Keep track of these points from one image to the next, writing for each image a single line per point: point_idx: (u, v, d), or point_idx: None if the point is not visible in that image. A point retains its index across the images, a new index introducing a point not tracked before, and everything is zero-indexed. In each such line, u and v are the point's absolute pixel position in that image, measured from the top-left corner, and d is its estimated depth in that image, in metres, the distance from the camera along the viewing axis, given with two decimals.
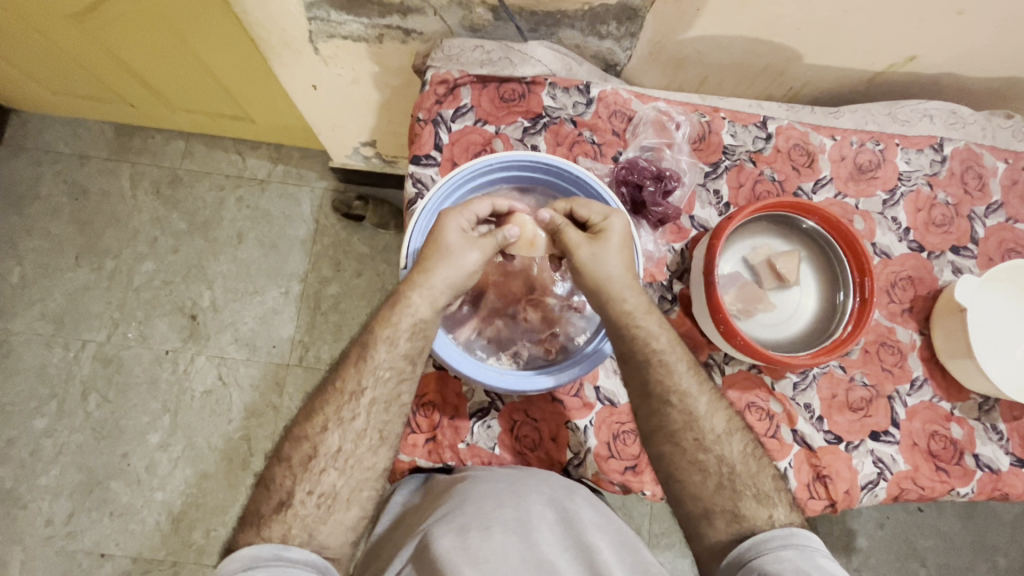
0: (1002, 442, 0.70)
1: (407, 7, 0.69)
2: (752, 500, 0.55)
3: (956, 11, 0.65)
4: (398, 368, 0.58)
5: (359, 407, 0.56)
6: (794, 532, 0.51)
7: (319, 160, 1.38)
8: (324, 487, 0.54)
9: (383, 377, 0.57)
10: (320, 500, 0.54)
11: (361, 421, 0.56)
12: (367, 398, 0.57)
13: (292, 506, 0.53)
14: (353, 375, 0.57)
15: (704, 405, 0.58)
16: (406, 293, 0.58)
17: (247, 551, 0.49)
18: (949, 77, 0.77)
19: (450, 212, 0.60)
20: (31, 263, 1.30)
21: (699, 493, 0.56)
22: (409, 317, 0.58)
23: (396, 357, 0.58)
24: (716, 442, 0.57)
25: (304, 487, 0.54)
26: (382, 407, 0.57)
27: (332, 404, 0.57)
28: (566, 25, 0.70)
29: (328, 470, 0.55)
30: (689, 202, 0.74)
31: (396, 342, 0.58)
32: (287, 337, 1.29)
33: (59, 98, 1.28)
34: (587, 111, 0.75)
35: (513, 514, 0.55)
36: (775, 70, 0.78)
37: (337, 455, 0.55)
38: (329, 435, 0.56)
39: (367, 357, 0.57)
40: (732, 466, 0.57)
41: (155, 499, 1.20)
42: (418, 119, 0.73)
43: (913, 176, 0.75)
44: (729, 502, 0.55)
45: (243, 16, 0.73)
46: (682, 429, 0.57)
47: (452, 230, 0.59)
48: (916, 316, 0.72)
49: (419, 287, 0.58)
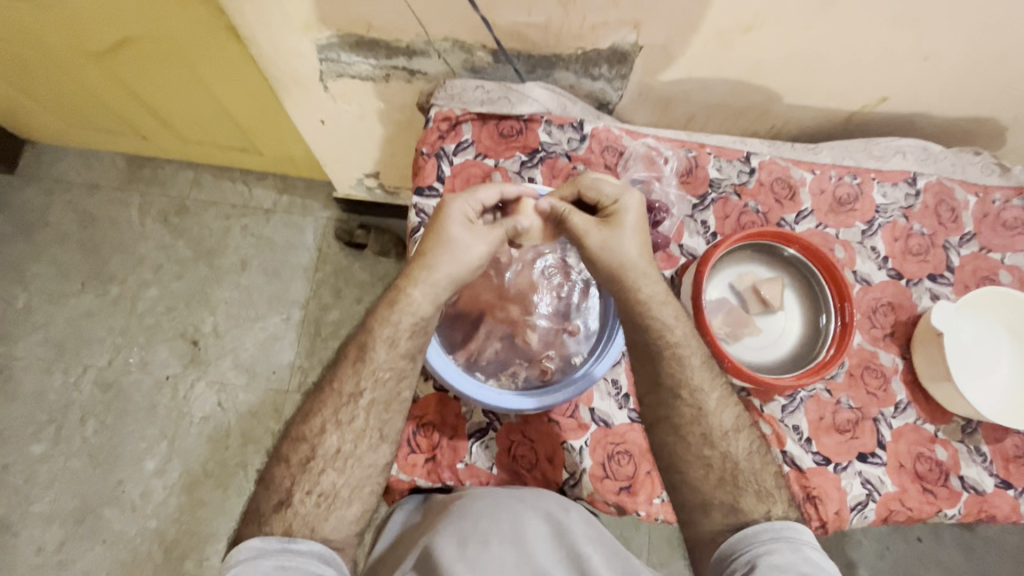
0: (986, 464, 0.72)
1: (412, 49, 0.75)
2: (752, 495, 0.56)
3: (922, 56, 0.70)
4: (398, 368, 0.60)
5: (359, 408, 0.59)
6: (786, 525, 0.53)
7: (324, 191, 1.42)
8: (324, 486, 0.56)
9: (382, 378, 0.59)
10: (320, 500, 0.55)
11: (360, 421, 0.58)
12: (366, 399, 0.59)
13: (292, 505, 0.55)
14: (352, 376, 0.59)
15: (713, 400, 0.60)
16: (407, 289, 0.60)
17: (254, 543, 0.52)
18: (920, 116, 0.83)
19: (455, 199, 0.63)
20: (37, 291, 1.33)
21: (697, 486, 0.57)
22: (409, 316, 0.60)
23: (396, 357, 0.60)
24: (722, 439, 0.58)
25: (303, 487, 0.56)
26: (382, 407, 0.59)
27: (330, 406, 0.59)
28: (561, 67, 0.76)
29: (327, 471, 0.57)
30: (678, 231, 0.78)
31: (396, 341, 0.60)
32: (288, 362, 1.30)
33: (74, 130, 1.34)
34: (581, 146, 0.79)
35: (509, 526, 0.59)
36: (757, 109, 0.83)
37: (335, 456, 0.57)
38: (328, 437, 0.58)
39: (366, 359, 0.59)
40: (735, 462, 0.58)
41: (148, 527, 1.19)
42: (422, 152, 0.77)
43: (889, 208, 0.80)
44: (728, 497, 0.56)
45: (259, 56, 0.78)
46: (689, 423, 0.58)
47: (456, 217, 0.62)
48: (898, 341, 0.75)
49: (421, 282, 0.60)
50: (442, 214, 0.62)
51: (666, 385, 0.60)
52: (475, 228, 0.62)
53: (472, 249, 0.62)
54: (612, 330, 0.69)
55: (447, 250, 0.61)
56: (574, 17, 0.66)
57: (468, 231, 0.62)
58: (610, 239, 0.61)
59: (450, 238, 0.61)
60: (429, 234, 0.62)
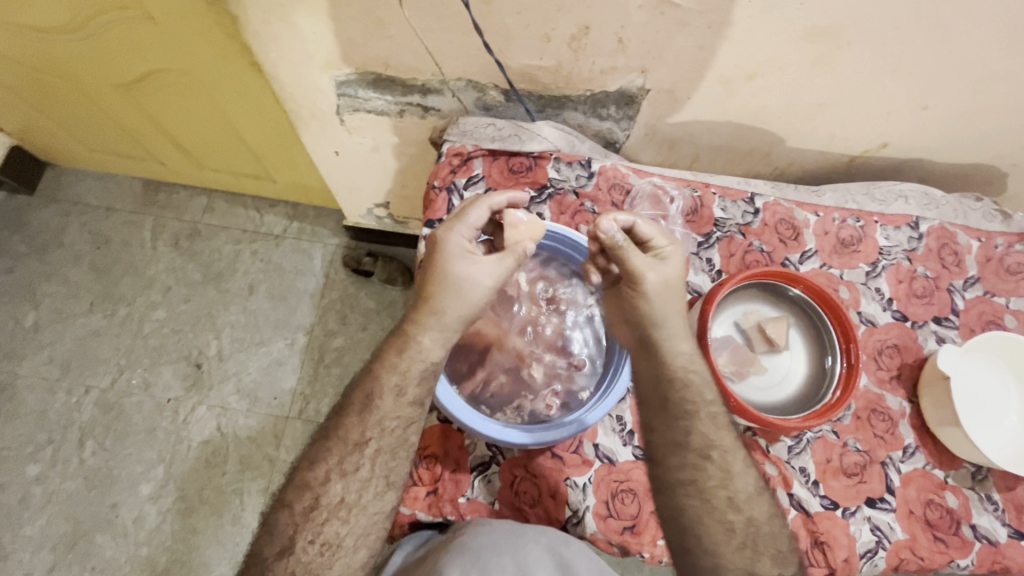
0: (998, 512, 0.70)
1: (427, 88, 0.78)
2: (738, 545, 0.58)
3: (920, 106, 0.72)
4: (406, 417, 0.61)
5: (364, 458, 0.59)
6: None
7: (334, 219, 1.45)
8: (327, 535, 0.57)
9: (389, 428, 0.60)
10: (323, 548, 0.57)
11: (365, 470, 0.59)
12: (372, 449, 0.60)
13: (294, 553, 0.57)
14: (357, 424, 0.60)
15: (717, 455, 0.59)
16: (416, 336, 0.61)
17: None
18: (920, 162, 0.85)
19: (445, 231, 0.61)
20: (46, 309, 1.34)
21: (703, 535, 0.58)
22: (418, 364, 0.61)
23: (402, 406, 0.60)
24: (735, 494, 0.59)
25: (306, 535, 0.57)
26: (388, 456, 0.60)
27: (335, 454, 0.59)
28: (570, 108, 0.79)
29: (331, 520, 0.58)
30: (683, 268, 0.78)
31: (403, 390, 0.60)
32: (289, 388, 1.30)
33: (95, 155, 1.37)
34: (588, 183, 0.81)
35: (512, 559, 0.57)
36: (760, 152, 0.85)
37: (339, 505, 0.58)
38: (332, 486, 0.58)
39: (373, 409, 0.60)
40: (741, 516, 0.58)
41: (140, 554, 1.17)
42: (434, 186, 0.79)
43: (892, 251, 0.81)
44: (731, 551, 0.57)
45: (279, 91, 0.81)
46: (697, 479, 0.59)
47: (455, 250, 0.61)
48: (904, 383, 0.75)
49: (431, 329, 0.61)
50: (439, 251, 0.61)
51: (671, 441, 0.60)
52: (476, 256, 0.61)
53: (477, 286, 0.61)
54: (617, 366, 0.69)
55: (449, 287, 0.60)
56: (584, 62, 0.69)
57: (469, 260, 0.61)
58: (660, 273, 0.61)
59: (453, 274, 0.60)
60: (431, 280, 0.61)
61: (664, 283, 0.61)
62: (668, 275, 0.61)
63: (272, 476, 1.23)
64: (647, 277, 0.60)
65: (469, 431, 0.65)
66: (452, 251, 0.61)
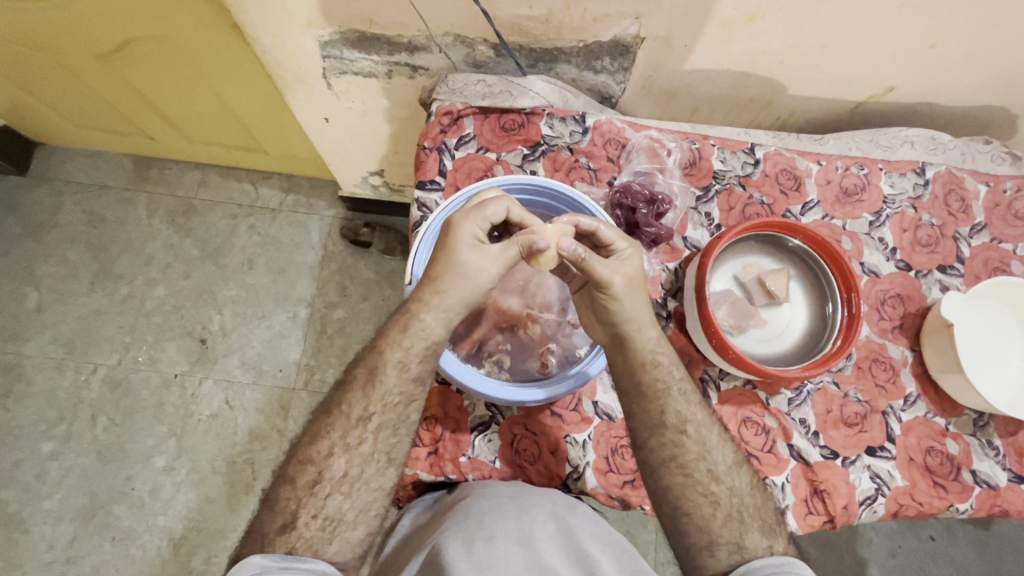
0: (999, 458, 0.71)
1: (414, 45, 0.75)
2: (755, 531, 0.59)
3: (927, 46, 0.69)
4: (408, 392, 0.60)
5: (367, 432, 0.59)
6: (788, 561, 0.57)
7: (329, 190, 1.43)
8: (329, 511, 0.58)
9: (392, 403, 0.60)
10: (324, 523, 0.57)
11: (367, 446, 0.59)
12: (374, 423, 0.59)
13: (295, 530, 0.56)
14: (360, 399, 0.60)
15: (691, 423, 0.62)
16: (420, 313, 0.60)
17: (256, 560, 0.54)
18: (928, 105, 0.82)
19: (458, 218, 0.59)
20: (47, 289, 1.34)
21: (702, 527, 0.59)
22: (422, 340, 0.60)
23: (406, 381, 0.60)
24: (725, 474, 0.61)
25: (309, 511, 0.57)
26: (389, 432, 0.60)
27: (338, 429, 0.60)
28: (563, 61, 0.76)
29: (333, 495, 0.58)
30: (681, 223, 0.77)
31: (407, 366, 0.60)
32: (293, 361, 1.31)
33: (83, 131, 1.35)
34: (583, 139, 0.78)
35: (517, 523, 0.60)
36: (762, 101, 0.82)
37: (342, 480, 0.58)
38: (336, 460, 0.59)
39: (377, 383, 0.60)
40: (740, 498, 0.61)
41: (157, 524, 1.20)
42: (424, 147, 0.76)
43: (897, 199, 0.79)
44: (730, 534, 0.59)
45: (261, 54, 0.78)
46: (692, 461, 0.61)
47: (464, 236, 0.58)
48: (907, 333, 0.75)
49: (432, 306, 0.59)
50: (449, 237, 0.59)
51: (660, 413, 0.61)
52: (485, 243, 0.60)
53: (483, 271, 0.59)
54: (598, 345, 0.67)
55: (457, 268, 0.58)
56: (575, 10, 0.66)
57: (480, 248, 0.59)
58: (623, 273, 0.60)
59: (460, 257, 0.58)
60: (437, 258, 0.59)
61: (630, 285, 0.60)
62: (631, 273, 0.61)
63: (281, 447, 1.25)
64: (615, 282, 0.59)
65: (466, 391, 0.65)
66: (458, 222, 0.58)
